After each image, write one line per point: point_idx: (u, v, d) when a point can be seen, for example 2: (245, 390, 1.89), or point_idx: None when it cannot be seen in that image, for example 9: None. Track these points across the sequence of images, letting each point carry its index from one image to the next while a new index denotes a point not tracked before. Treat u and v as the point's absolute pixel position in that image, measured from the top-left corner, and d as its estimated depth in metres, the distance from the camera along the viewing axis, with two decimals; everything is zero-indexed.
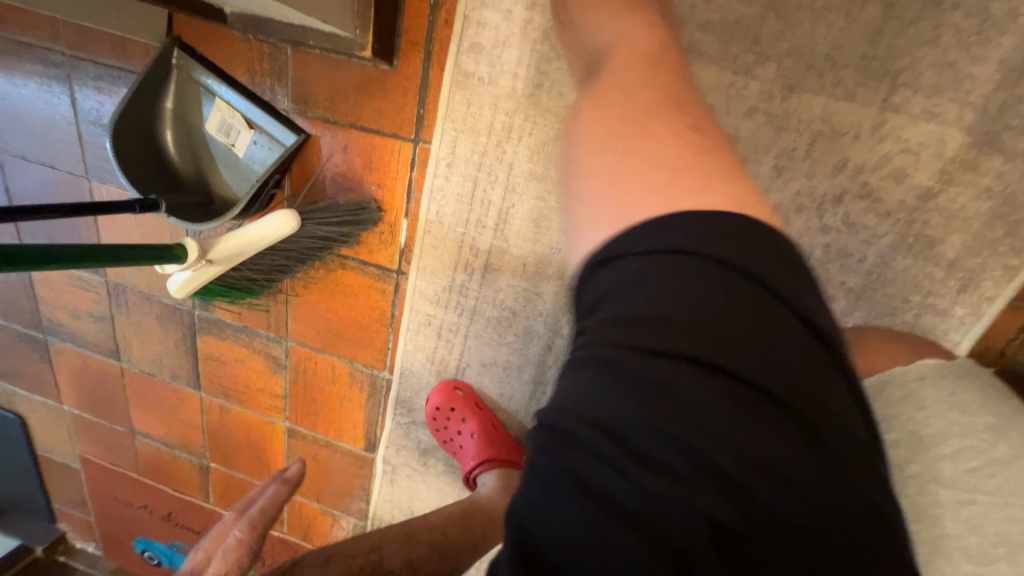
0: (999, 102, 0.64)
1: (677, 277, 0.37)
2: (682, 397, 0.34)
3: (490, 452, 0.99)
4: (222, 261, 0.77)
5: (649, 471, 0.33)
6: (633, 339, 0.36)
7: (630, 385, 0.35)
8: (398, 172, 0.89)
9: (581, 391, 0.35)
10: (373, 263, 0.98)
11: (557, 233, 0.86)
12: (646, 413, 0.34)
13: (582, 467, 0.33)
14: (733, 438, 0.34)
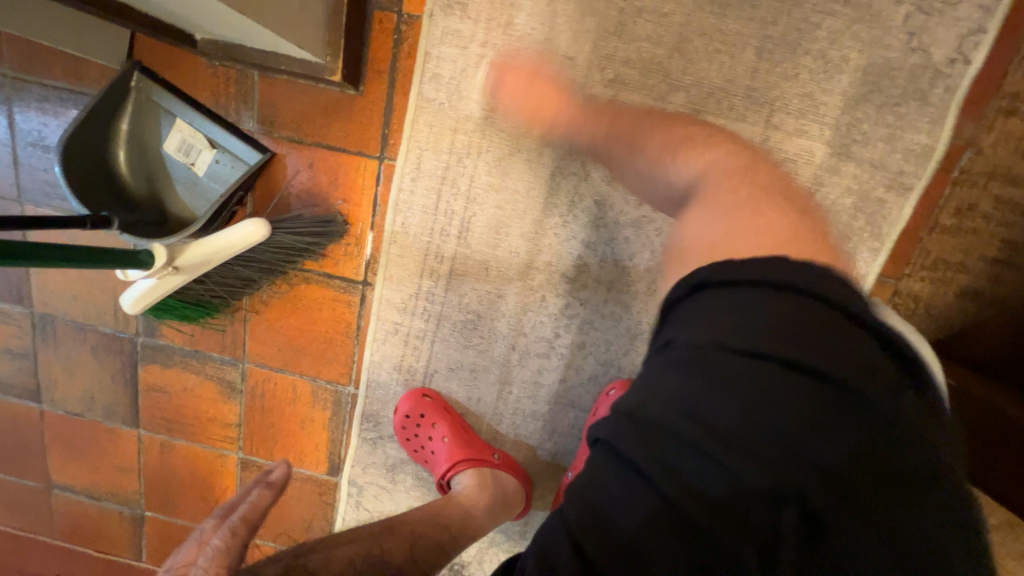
0: (846, 122, 0.84)
1: (762, 308, 0.50)
2: (755, 388, 0.46)
3: (462, 454, 1.01)
4: (188, 269, 0.77)
5: (708, 461, 0.44)
6: (710, 354, 0.48)
7: (715, 380, 0.47)
8: (364, 186, 0.95)
9: (665, 389, 0.48)
10: (338, 276, 1.01)
11: (516, 239, 0.95)
12: (721, 401, 0.46)
13: (650, 444, 0.46)
14: (796, 429, 0.45)
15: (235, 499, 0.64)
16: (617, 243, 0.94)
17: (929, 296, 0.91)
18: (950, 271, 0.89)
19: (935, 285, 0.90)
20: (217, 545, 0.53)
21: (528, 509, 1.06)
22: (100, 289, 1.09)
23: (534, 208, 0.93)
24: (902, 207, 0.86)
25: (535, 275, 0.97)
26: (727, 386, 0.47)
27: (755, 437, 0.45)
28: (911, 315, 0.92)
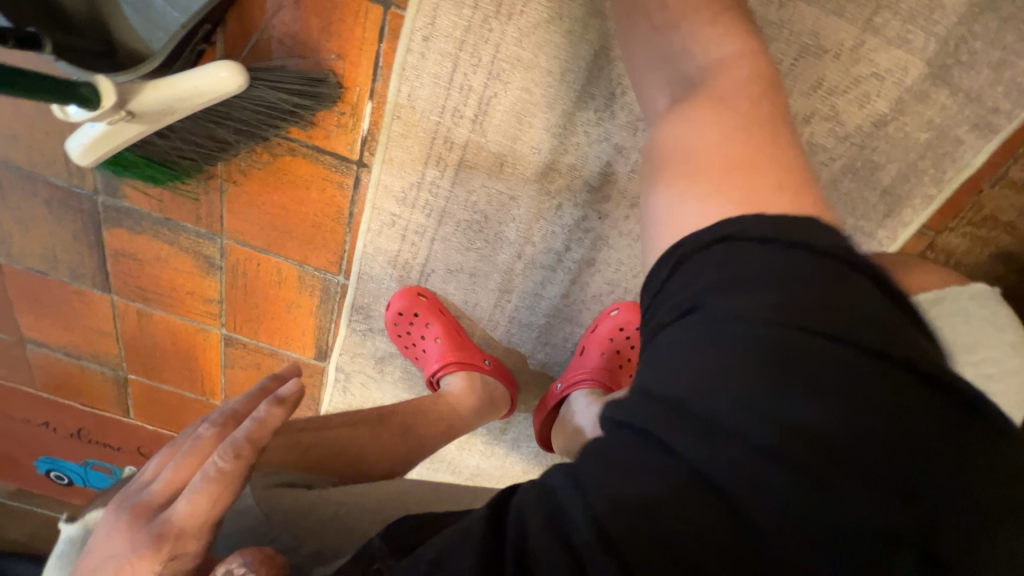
0: (957, 36, 0.69)
1: (797, 268, 0.45)
2: (799, 366, 0.42)
3: (454, 356, 1.00)
4: (149, 118, 0.64)
5: (735, 428, 0.41)
6: (748, 327, 0.44)
7: (754, 354, 0.43)
8: (363, 41, 0.77)
9: (704, 363, 0.44)
10: (328, 152, 0.87)
11: (539, 132, 0.82)
12: (764, 376, 0.42)
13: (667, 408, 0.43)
14: (855, 415, 0.40)
15: (246, 410, 0.48)
16: None
17: (964, 253, 0.86)
18: (994, 229, 0.83)
19: (972, 242, 0.85)
20: (220, 469, 0.42)
21: (513, 412, 1.09)
22: (42, 133, 0.92)
23: (566, 97, 0.79)
24: (978, 152, 0.76)
25: (554, 179, 0.86)
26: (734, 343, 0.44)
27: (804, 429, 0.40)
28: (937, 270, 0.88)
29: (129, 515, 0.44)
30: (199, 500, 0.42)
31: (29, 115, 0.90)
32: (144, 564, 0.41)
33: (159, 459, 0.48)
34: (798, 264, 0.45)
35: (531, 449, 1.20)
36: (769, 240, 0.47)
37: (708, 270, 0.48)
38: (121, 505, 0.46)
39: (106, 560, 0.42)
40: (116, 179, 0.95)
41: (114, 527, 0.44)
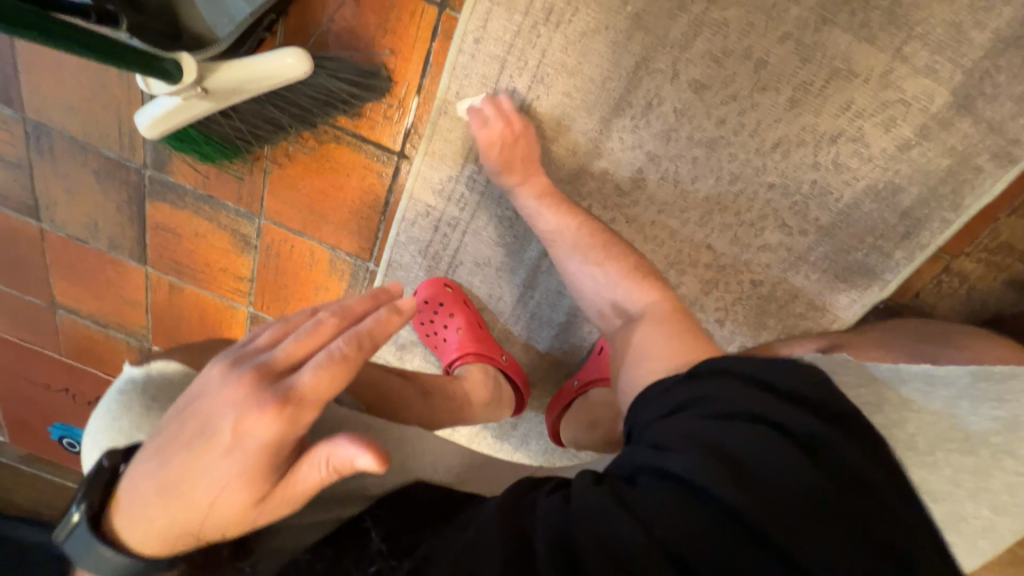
0: (983, 69, 0.74)
1: (756, 393, 0.53)
2: (748, 467, 0.47)
3: (473, 347, 1.03)
4: (218, 96, 0.68)
5: (686, 508, 0.46)
6: (711, 428, 0.50)
7: (712, 448, 0.49)
8: (417, 39, 0.82)
9: (668, 447, 0.50)
10: (373, 142, 0.91)
11: (576, 135, 0.86)
12: (720, 469, 0.47)
13: (668, 496, 0.47)
14: (790, 528, 0.44)
15: (360, 309, 0.49)
16: (684, 161, 0.86)
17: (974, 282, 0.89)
18: (1005, 260, 0.86)
19: (982, 270, 0.88)
20: (342, 354, 0.45)
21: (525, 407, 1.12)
22: (100, 106, 0.96)
23: (605, 103, 0.83)
24: (998, 181, 0.79)
25: (586, 182, 0.90)
26: (733, 463, 0.47)
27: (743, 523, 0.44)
28: (947, 296, 0.91)
29: (252, 372, 0.46)
30: (321, 368, 0.45)
31: (91, 88, 0.95)
32: (263, 422, 0.44)
33: (275, 330, 0.50)
34: (760, 396, 0.52)
35: (539, 447, 1.21)
36: (733, 372, 0.56)
37: (687, 390, 0.57)
38: (236, 365, 0.48)
39: (226, 403, 0.45)
40: (165, 154, 1.00)
41: (233, 383, 0.46)
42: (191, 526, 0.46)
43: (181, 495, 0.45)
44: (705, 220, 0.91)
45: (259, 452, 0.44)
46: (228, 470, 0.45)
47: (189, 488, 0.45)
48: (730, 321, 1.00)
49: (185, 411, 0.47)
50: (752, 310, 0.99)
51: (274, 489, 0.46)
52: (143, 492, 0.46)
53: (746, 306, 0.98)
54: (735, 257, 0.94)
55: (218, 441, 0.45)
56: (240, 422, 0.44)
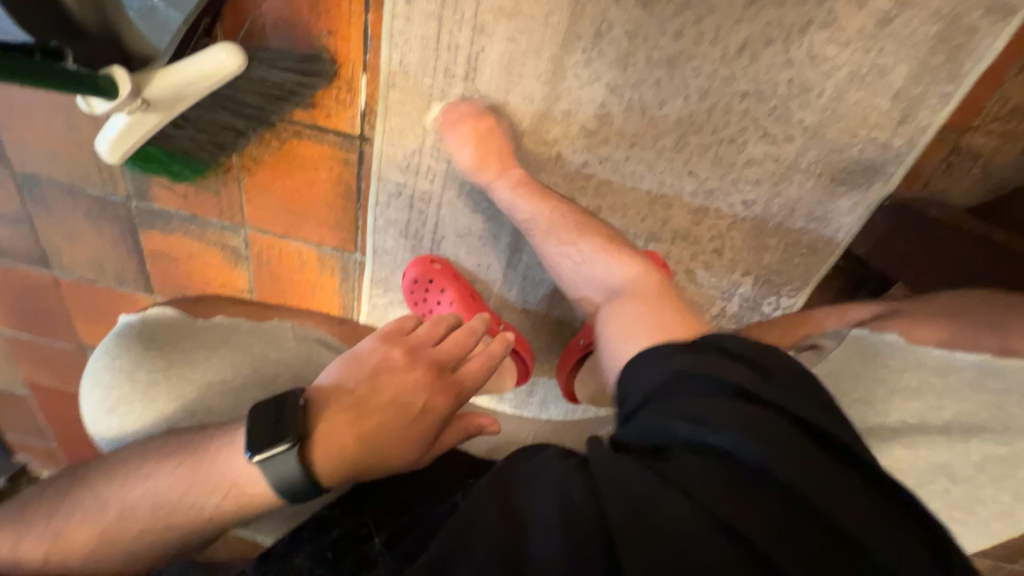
0: None
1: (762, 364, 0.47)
2: (769, 429, 0.42)
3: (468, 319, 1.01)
4: (163, 106, 0.68)
5: (701, 479, 0.41)
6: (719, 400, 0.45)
7: (727, 417, 0.43)
8: (350, 13, 0.80)
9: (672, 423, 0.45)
10: (331, 130, 0.91)
11: (530, 82, 0.83)
12: (740, 433, 0.42)
13: (715, 484, 0.41)
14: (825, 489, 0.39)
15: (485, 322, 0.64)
16: (647, 86, 0.82)
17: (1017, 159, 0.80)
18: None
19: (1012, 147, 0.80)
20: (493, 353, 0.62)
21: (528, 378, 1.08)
22: (74, 146, 0.99)
23: (552, 41, 0.79)
24: (996, 38, 0.72)
25: (550, 128, 0.87)
26: (781, 444, 0.41)
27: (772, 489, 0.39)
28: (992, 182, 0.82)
29: (428, 366, 0.58)
30: (478, 365, 0.61)
31: (62, 130, 0.98)
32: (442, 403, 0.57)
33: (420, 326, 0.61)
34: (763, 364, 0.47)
35: (559, 410, 1.21)
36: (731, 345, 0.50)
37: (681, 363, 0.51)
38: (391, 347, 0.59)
39: (412, 385, 0.56)
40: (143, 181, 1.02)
41: (398, 363, 0.57)
42: (369, 471, 0.53)
43: (374, 443, 0.52)
44: (681, 146, 0.86)
45: (438, 425, 0.56)
46: (411, 436, 0.54)
47: (381, 440, 0.53)
48: (729, 249, 0.96)
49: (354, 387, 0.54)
50: (750, 233, 0.94)
51: (433, 451, 0.59)
52: (346, 437, 0.51)
53: (744, 230, 0.94)
54: (720, 180, 0.89)
55: (410, 408, 0.55)
56: (427, 399, 0.56)
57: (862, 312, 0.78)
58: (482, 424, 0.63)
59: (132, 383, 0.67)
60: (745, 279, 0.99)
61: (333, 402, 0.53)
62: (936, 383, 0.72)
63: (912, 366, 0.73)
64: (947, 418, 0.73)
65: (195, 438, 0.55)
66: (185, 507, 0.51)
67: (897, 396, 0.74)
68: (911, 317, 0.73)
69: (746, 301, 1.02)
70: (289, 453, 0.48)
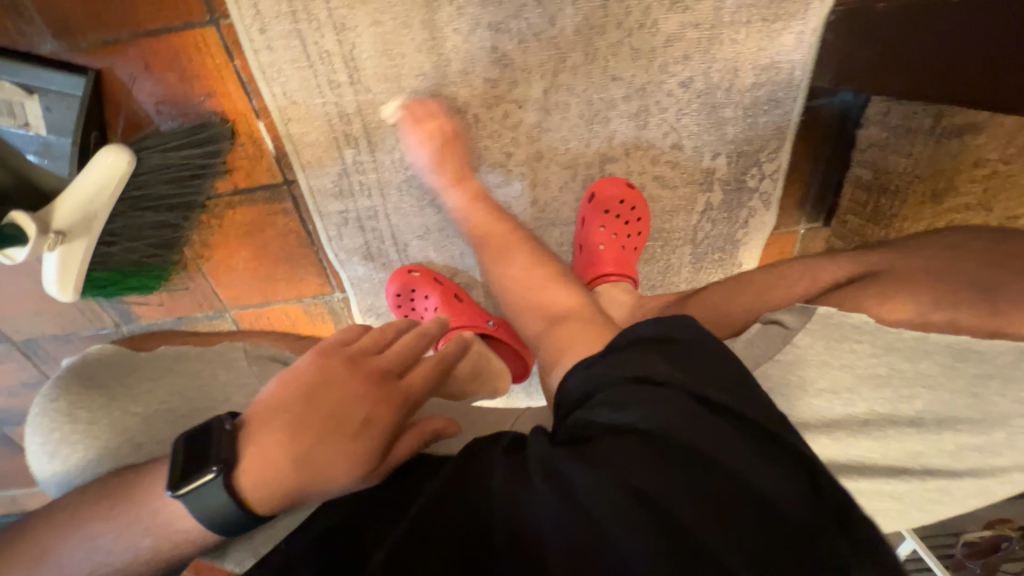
0: None
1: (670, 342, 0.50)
2: (649, 405, 0.45)
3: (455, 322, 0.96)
4: (78, 230, 0.69)
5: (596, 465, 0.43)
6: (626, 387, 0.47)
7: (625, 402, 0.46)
8: (220, 67, 0.78)
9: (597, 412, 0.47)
10: (257, 187, 0.90)
11: (414, 57, 0.79)
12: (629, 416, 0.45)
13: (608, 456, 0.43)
14: (683, 449, 0.42)
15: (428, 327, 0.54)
16: (529, 9, 0.77)
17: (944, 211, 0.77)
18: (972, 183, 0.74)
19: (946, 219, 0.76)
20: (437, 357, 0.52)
21: (527, 373, 1.04)
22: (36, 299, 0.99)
23: (416, 6, 0.75)
24: None
25: (453, 94, 0.82)
26: (671, 413, 0.44)
27: (648, 465, 0.42)
28: (919, 223, 0.79)
29: (362, 374, 0.47)
30: (428, 368, 0.51)
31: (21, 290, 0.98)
32: (382, 412, 0.46)
33: (354, 333, 0.51)
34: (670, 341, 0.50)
35: None
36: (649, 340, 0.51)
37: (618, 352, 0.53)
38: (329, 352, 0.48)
39: (347, 396, 0.45)
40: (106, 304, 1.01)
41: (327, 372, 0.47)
42: (311, 494, 0.43)
43: (313, 471, 0.42)
44: (591, 55, 0.81)
45: (386, 435, 0.46)
46: (359, 452, 0.44)
47: (319, 460, 0.42)
48: (687, 138, 0.89)
49: (281, 404, 0.44)
50: (703, 113, 0.87)
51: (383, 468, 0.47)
52: (281, 462, 0.42)
53: (697, 111, 0.87)
54: (645, 71, 0.83)
55: (350, 424, 0.44)
56: (369, 410, 0.45)
57: (832, 277, 0.60)
58: (438, 428, 0.52)
59: (72, 424, 0.53)
60: (718, 162, 0.92)
61: (258, 425, 0.43)
62: (907, 372, 0.48)
63: (844, 363, 0.49)
64: (920, 409, 0.49)
65: (134, 472, 0.46)
66: (121, 555, 0.43)
67: (863, 385, 0.49)
68: (889, 280, 0.52)
69: (729, 184, 0.95)
70: (213, 482, 0.41)
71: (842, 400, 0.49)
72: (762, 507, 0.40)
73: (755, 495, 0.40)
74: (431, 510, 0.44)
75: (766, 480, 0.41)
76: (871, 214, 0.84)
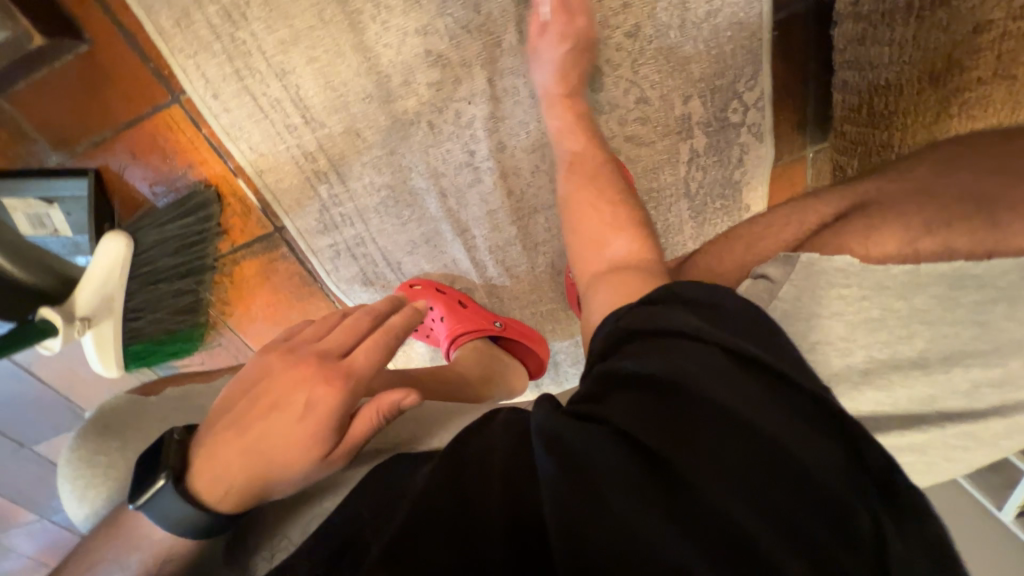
0: None
1: (715, 298, 0.42)
2: (695, 377, 0.37)
3: (463, 327, 0.95)
4: (99, 312, 0.77)
5: (623, 444, 0.36)
6: (666, 349, 0.40)
7: (664, 368, 0.38)
8: (192, 139, 0.84)
9: (625, 377, 0.40)
10: (253, 239, 0.95)
11: (355, 82, 0.81)
12: (667, 388, 0.38)
13: (638, 432, 0.37)
14: (733, 428, 0.35)
15: (372, 311, 0.56)
16: (450, 5, 0.78)
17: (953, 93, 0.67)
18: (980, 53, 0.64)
19: (953, 104, 0.66)
20: (382, 335, 0.54)
21: (542, 368, 1.04)
22: (88, 386, 1.05)
23: (344, 33, 0.78)
24: None
25: (401, 107, 0.83)
26: (721, 382, 0.37)
27: (689, 448, 0.35)
28: (924, 116, 0.69)
29: (307, 362, 0.51)
30: (372, 348, 0.53)
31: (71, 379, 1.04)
32: (322, 392, 0.49)
33: (313, 329, 0.55)
34: (719, 296, 0.42)
35: None
36: (699, 302, 0.42)
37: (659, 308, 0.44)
38: (282, 350, 0.53)
39: (291, 382, 0.50)
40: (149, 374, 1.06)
41: (280, 368, 0.51)
42: (272, 480, 0.48)
43: (263, 456, 0.48)
44: (523, 32, 0.80)
45: (331, 412, 0.48)
46: (302, 435, 0.48)
47: (268, 446, 0.48)
48: (650, 88, 0.84)
49: (241, 399, 0.51)
50: (658, 59, 0.82)
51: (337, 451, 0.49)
52: (229, 458, 0.47)
53: (651, 58, 0.82)
54: (584, 34, 0.80)
55: (291, 410, 0.48)
56: (308, 393, 0.49)
57: (817, 219, 0.54)
58: (395, 401, 0.50)
59: (94, 467, 0.60)
60: (692, 104, 0.86)
61: (209, 427, 0.50)
62: (902, 310, 0.44)
63: (835, 312, 0.44)
64: (919, 345, 0.45)
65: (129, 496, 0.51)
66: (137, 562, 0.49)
67: (852, 329, 0.44)
68: (878, 210, 0.48)
69: (710, 125, 0.87)
70: (167, 490, 0.46)
71: (839, 351, 0.44)
72: (822, 498, 0.33)
73: (801, 467, 0.34)
74: (430, 501, 0.38)
75: (831, 472, 0.34)
76: (869, 118, 0.75)
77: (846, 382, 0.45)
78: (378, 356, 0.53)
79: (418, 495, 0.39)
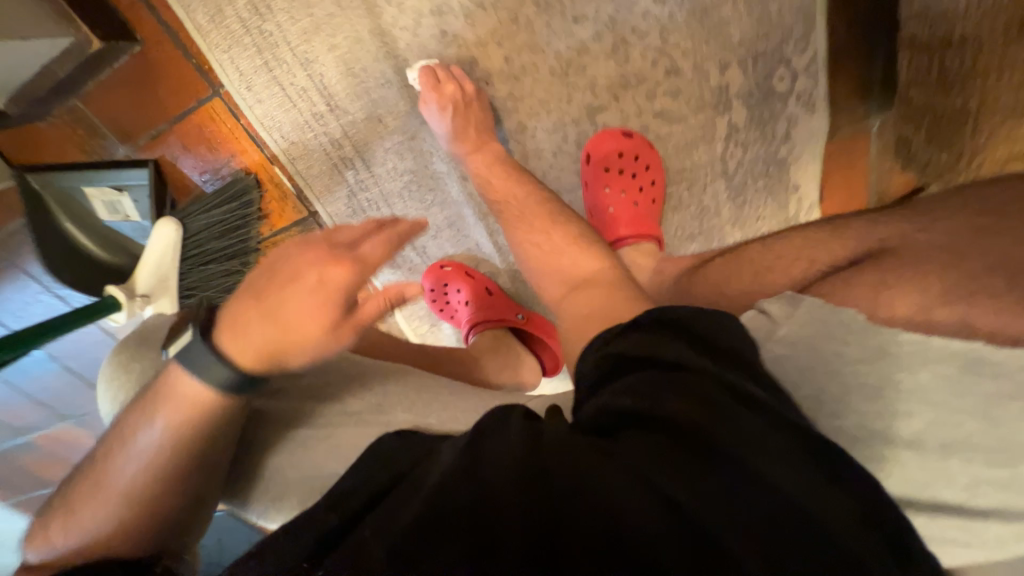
0: None
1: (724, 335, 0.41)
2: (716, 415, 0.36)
3: (485, 314, 0.95)
4: (156, 290, 0.86)
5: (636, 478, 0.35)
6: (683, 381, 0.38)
7: (682, 402, 0.37)
8: (232, 130, 0.90)
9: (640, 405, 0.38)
10: (288, 226, 0.99)
11: (374, 67, 0.82)
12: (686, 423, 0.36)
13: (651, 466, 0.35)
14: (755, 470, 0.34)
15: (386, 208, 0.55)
16: None
17: None
18: None
19: None
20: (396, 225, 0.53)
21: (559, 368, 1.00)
22: None
23: (361, 18, 0.78)
24: None
25: (419, 89, 0.83)
26: (741, 421, 0.35)
27: (704, 488, 0.34)
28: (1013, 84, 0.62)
29: (320, 242, 0.51)
30: (383, 237, 0.52)
31: None
32: (333, 271, 0.49)
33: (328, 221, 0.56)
34: (730, 333, 0.41)
35: None
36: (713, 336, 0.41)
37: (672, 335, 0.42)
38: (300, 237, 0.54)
39: (305, 259, 0.50)
40: None
41: (297, 248, 0.52)
42: (290, 351, 0.49)
43: (282, 326, 0.49)
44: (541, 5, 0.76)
45: (342, 292, 0.49)
46: (317, 307, 0.48)
47: (284, 318, 0.49)
48: (682, 57, 0.77)
49: (260, 275, 0.51)
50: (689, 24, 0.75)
51: (348, 326, 0.50)
52: (253, 322, 0.49)
53: (683, 24, 0.76)
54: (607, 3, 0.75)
55: (305, 283, 0.49)
56: (320, 271, 0.49)
57: None
58: (404, 291, 0.50)
59: None
60: (730, 73, 0.78)
61: (229, 300, 0.52)
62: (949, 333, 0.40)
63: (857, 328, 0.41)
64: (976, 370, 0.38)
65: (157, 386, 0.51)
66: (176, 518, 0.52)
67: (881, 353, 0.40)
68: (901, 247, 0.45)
69: (751, 96, 0.79)
70: (195, 342, 0.49)
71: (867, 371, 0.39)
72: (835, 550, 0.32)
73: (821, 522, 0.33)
74: (443, 503, 0.37)
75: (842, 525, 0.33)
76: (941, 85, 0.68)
77: (857, 391, 0.41)
78: (388, 243, 0.52)
79: (425, 506, 0.37)
